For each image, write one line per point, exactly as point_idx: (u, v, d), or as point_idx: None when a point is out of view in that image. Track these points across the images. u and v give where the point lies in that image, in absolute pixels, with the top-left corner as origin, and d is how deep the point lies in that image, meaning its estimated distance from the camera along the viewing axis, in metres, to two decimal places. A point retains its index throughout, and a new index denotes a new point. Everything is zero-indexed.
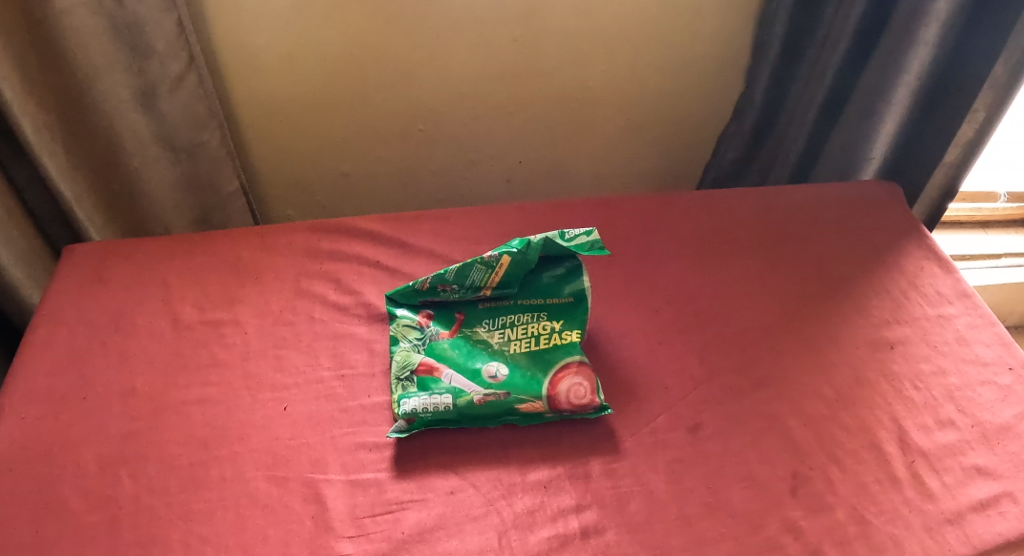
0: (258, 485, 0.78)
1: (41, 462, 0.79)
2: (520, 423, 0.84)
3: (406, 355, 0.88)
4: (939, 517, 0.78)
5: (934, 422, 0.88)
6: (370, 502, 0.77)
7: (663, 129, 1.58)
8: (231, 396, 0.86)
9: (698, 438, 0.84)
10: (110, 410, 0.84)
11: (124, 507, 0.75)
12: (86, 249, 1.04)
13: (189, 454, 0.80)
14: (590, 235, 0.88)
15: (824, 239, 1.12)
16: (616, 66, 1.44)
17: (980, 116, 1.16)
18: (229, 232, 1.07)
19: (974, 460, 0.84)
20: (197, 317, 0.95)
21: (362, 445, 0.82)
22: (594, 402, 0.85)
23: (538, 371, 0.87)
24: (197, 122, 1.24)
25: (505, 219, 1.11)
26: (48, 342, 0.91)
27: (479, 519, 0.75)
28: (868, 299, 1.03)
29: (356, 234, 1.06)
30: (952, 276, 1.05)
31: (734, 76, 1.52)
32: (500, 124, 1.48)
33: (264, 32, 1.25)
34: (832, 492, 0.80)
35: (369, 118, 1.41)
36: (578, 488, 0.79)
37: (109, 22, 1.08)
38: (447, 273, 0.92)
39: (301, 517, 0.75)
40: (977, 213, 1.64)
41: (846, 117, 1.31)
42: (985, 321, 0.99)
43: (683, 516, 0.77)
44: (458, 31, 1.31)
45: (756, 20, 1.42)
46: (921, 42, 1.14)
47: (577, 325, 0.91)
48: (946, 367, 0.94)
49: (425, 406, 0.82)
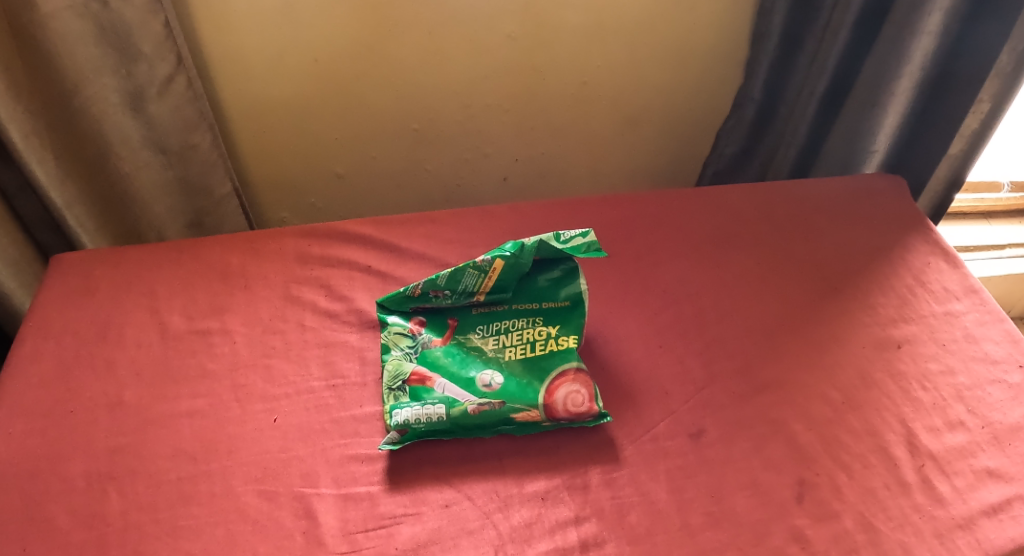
0: (248, 500, 0.76)
1: (27, 478, 0.77)
2: (516, 433, 0.81)
3: (398, 363, 0.86)
4: (949, 523, 0.76)
5: (943, 423, 0.85)
6: (362, 516, 0.74)
7: (662, 124, 1.55)
8: (220, 408, 0.84)
9: (700, 444, 0.82)
10: (98, 424, 0.82)
11: (111, 524, 0.73)
12: (74, 258, 1.02)
13: (177, 468, 0.78)
14: (586, 236, 0.86)
15: (826, 235, 1.10)
16: (613, 60, 1.41)
17: (985, 106, 1.13)
18: (219, 238, 1.05)
19: (985, 462, 0.81)
20: (185, 326, 0.92)
21: (354, 457, 0.79)
22: (592, 410, 0.82)
23: (533, 379, 0.84)
24: (187, 124, 1.21)
25: (499, 220, 1.08)
26: (34, 354, 0.89)
27: (475, 533, 0.73)
28: (874, 297, 1.00)
29: (347, 238, 1.04)
30: (959, 271, 1.03)
31: (733, 69, 1.48)
32: (496, 121, 1.45)
33: (251, 31, 1.22)
34: (839, 498, 0.78)
35: (361, 117, 1.39)
36: (577, 499, 0.76)
37: (95, 25, 1.05)
38: (438, 278, 0.89)
39: (292, 533, 0.73)
40: (979, 203, 1.61)
41: (848, 109, 1.28)
42: (994, 318, 0.96)
43: (685, 527, 0.74)
44: (451, 27, 1.29)
45: (754, 12, 1.39)
46: (926, 32, 1.10)
47: (573, 329, 0.88)
48: (954, 366, 0.91)
49: (418, 416, 0.80)
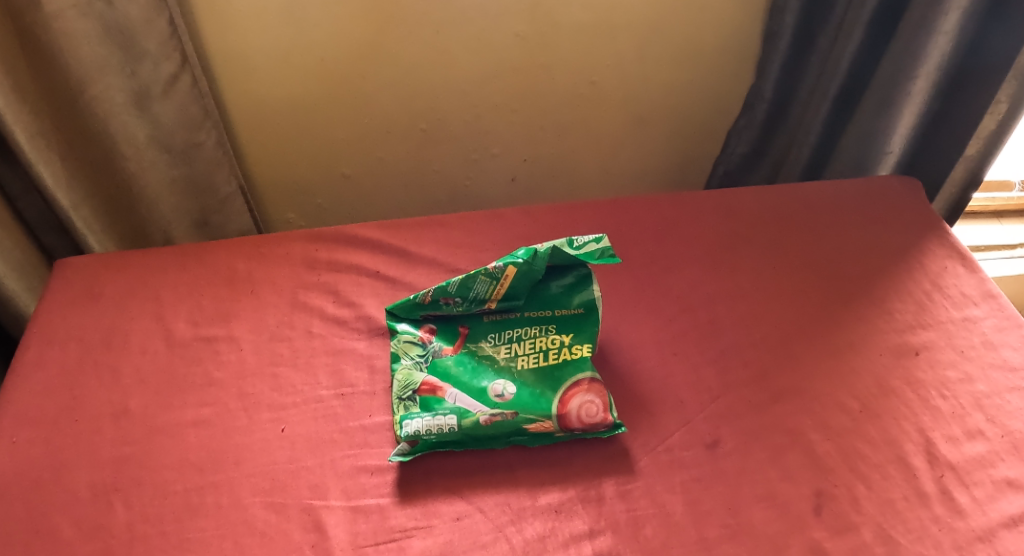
0: (256, 512, 0.74)
1: (32, 489, 0.76)
2: (529, 443, 0.80)
3: (408, 373, 0.85)
4: (970, 535, 0.74)
5: (962, 433, 0.83)
6: (372, 530, 0.73)
7: (672, 125, 1.53)
8: (226, 417, 0.82)
9: (716, 455, 0.80)
10: (102, 433, 0.81)
11: (117, 536, 0.72)
12: (78, 262, 1.00)
13: (183, 479, 0.77)
14: (600, 242, 0.84)
15: (841, 239, 1.08)
16: (621, 59, 1.38)
17: (1003, 107, 1.11)
18: (224, 242, 1.03)
19: (1005, 472, 0.80)
20: (191, 333, 0.91)
21: (364, 468, 0.78)
22: (606, 421, 0.80)
23: (547, 389, 0.83)
24: (192, 123, 1.20)
25: (509, 225, 1.06)
26: (38, 362, 0.88)
27: (488, 546, 0.72)
28: (891, 303, 0.98)
29: (355, 242, 1.02)
30: (976, 276, 1.00)
31: (745, 69, 1.46)
32: (504, 122, 1.44)
33: (256, 31, 1.20)
34: (857, 510, 0.76)
35: (367, 116, 1.37)
36: (591, 512, 0.75)
37: (100, 24, 1.04)
38: (449, 285, 0.88)
39: (300, 546, 0.72)
40: (991, 202, 1.58)
41: (862, 110, 1.26)
42: (1012, 323, 0.94)
43: (701, 540, 0.73)
44: (458, 27, 1.27)
45: (765, 10, 1.37)
46: (942, 31, 1.08)
47: (587, 338, 0.87)
48: (972, 373, 0.89)
49: (429, 427, 0.79)
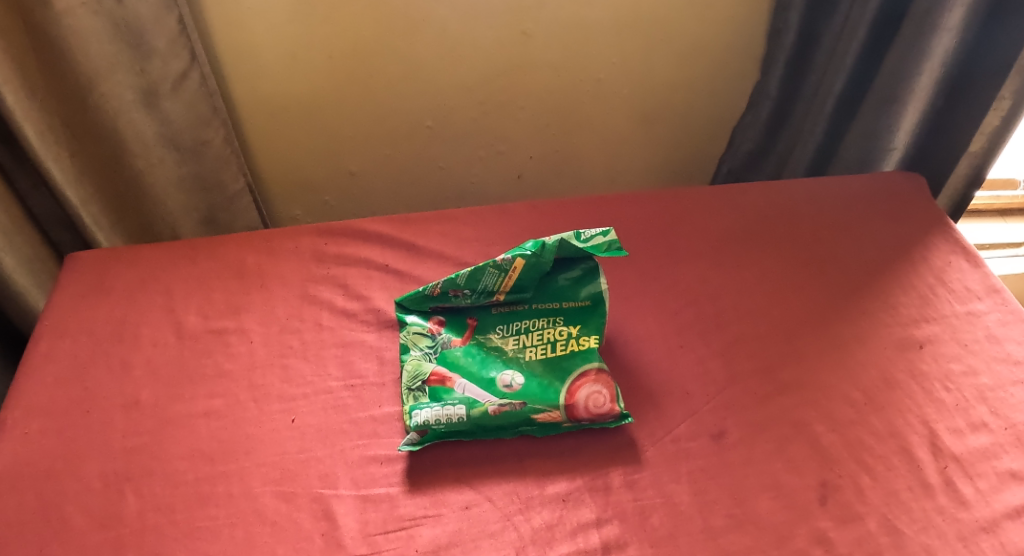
0: (267, 501, 0.75)
1: (44, 478, 0.77)
2: (537, 433, 0.81)
3: (417, 364, 0.85)
4: (973, 526, 0.75)
5: (966, 425, 0.84)
6: (382, 518, 0.74)
7: (676, 122, 1.54)
8: (237, 408, 0.83)
9: (722, 446, 0.81)
10: (114, 424, 0.82)
11: (129, 525, 0.73)
12: (89, 257, 1.01)
13: (194, 469, 0.77)
14: (607, 234, 0.84)
15: (846, 234, 1.08)
16: (626, 57, 1.39)
17: (1006, 103, 1.12)
18: (234, 236, 1.04)
19: (1009, 464, 0.80)
20: (201, 326, 0.92)
21: (374, 458, 0.79)
22: (613, 411, 0.81)
23: (554, 380, 0.83)
24: (200, 120, 1.21)
25: (516, 219, 1.07)
26: (49, 354, 0.89)
27: (496, 535, 0.73)
28: (896, 296, 0.98)
29: (364, 236, 1.03)
30: (980, 270, 1.01)
31: (750, 66, 1.47)
32: (510, 119, 1.44)
33: (264, 29, 1.21)
34: (862, 500, 0.77)
35: (373, 113, 1.38)
36: (599, 501, 0.75)
37: (110, 22, 1.05)
38: (458, 277, 0.89)
39: (310, 534, 0.73)
40: (996, 200, 1.58)
41: (867, 107, 1.26)
42: (1016, 318, 0.95)
43: (708, 530, 0.74)
44: (464, 24, 1.27)
45: (770, 8, 1.38)
46: (946, 28, 1.08)
47: (594, 329, 0.87)
48: (976, 367, 0.90)
49: (438, 417, 0.79)
